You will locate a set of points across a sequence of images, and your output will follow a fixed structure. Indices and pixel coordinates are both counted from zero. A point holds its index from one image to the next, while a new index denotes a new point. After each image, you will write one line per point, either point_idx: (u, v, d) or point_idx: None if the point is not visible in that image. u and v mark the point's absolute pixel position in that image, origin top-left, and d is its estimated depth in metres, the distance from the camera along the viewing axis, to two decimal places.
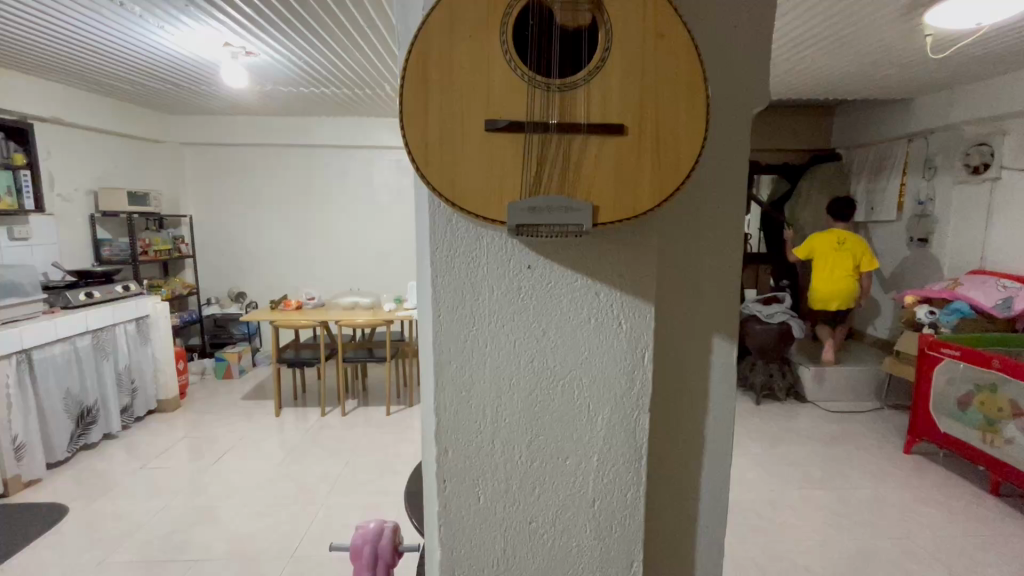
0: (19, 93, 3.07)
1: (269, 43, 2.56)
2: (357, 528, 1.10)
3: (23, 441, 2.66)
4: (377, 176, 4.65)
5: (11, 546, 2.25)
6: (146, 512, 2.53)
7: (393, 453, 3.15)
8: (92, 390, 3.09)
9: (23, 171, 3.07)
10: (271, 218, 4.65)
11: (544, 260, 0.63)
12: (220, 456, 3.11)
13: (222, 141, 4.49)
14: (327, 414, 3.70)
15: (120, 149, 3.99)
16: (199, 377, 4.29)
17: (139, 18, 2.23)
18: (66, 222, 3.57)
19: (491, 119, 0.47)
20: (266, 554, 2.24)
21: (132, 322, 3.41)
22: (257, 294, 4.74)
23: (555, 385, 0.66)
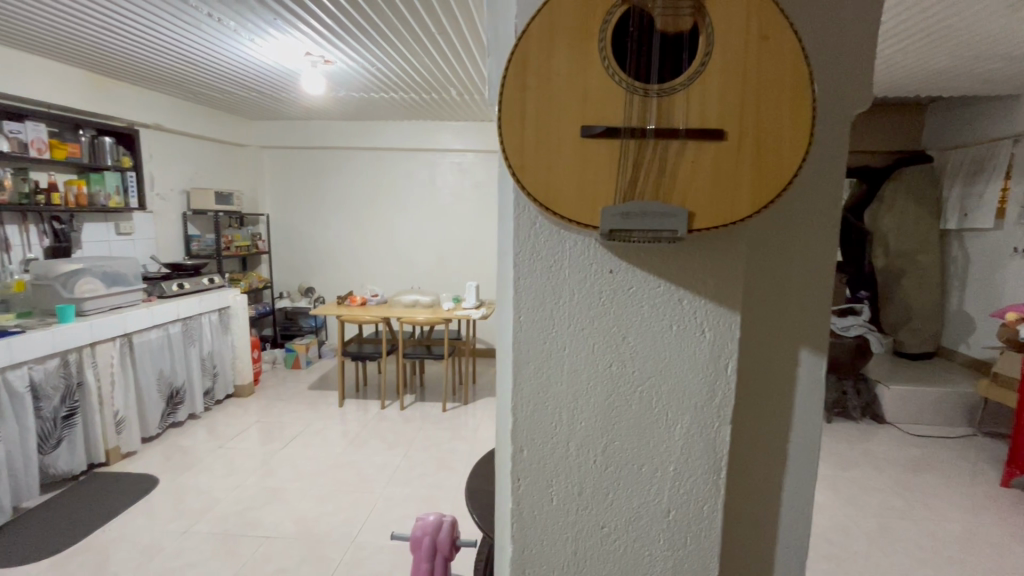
0: (129, 101, 3.41)
1: (346, 52, 2.70)
2: (418, 520, 1.22)
3: (123, 416, 2.95)
4: (439, 178, 4.78)
5: (111, 510, 2.50)
6: (224, 489, 2.73)
7: (449, 449, 3.22)
8: (181, 372, 3.38)
9: (129, 173, 3.45)
10: (339, 218, 4.90)
11: (628, 264, 0.63)
12: (288, 441, 3.30)
13: (298, 144, 4.76)
14: (386, 408, 3.86)
15: (210, 152, 4.34)
16: (270, 366, 4.58)
17: (233, 33, 2.43)
18: (162, 219, 3.92)
19: (588, 126, 0.48)
20: (329, 538, 2.35)
21: (216, 312, 3.70)
22: (324, 290, 5.00)
23: (633, 391, 0.66)
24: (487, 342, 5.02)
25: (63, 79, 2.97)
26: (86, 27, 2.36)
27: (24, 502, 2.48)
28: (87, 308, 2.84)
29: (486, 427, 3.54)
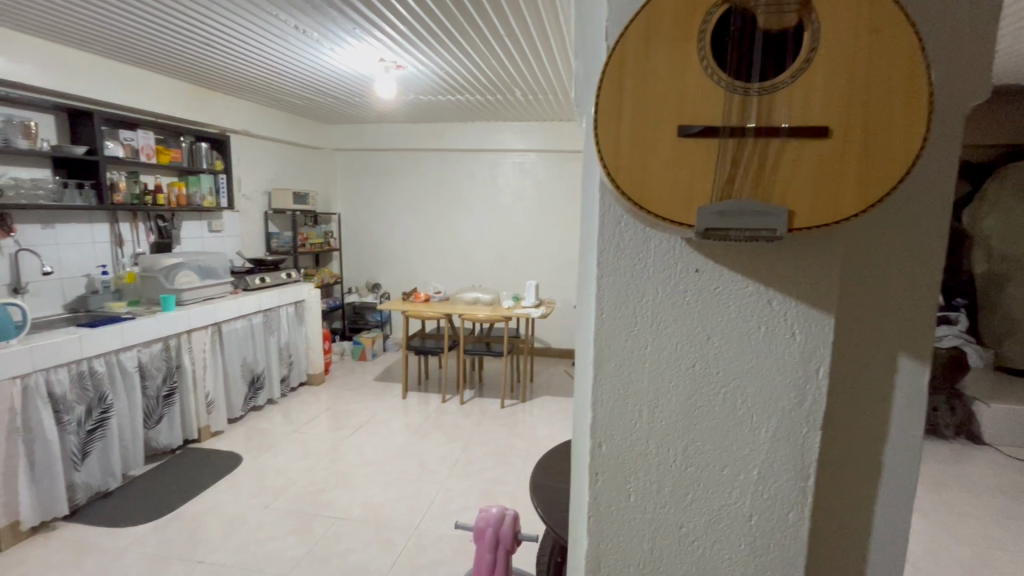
0: (222, 110, 3.72)
1: (417, 57, 2.81)
2: (481, 513, 1.36)
3: (212, 397, 3.23)
4: (500, 178, 4.85)
5: (202, 483, 2.75)
6: (298, 470, 2.93)
7: (507, 445, 3.27)
8: (262, 360, 3.64)
9: (220, 176, 3.77)
10: (405, 217, 5.09)
11: (715, 263, 0.63)
12: (356, 429, 3.48)
13: (368, 146, 4.98)
14: (447, 401, 3.97)
15: (290, 155, 4.64)
16: (340, 357, 4.85)
17: (316, 43, 2.59)
18: (247, 218, 4.24)
19: (685, 126, 0.48)
20: (393, 523, 2.46)
21: (293, 305, 3.96)
22: (390, 286, 5.23)
23: (717, 392, 0.65)
24: (545, 342, 5.04)
25: (168, 91, 3.28)
26: (190, 43, 2.60)
27: (131, 471, 2.78)
28: (185, 298, 3.14)
29: (544, 425, 3.56)
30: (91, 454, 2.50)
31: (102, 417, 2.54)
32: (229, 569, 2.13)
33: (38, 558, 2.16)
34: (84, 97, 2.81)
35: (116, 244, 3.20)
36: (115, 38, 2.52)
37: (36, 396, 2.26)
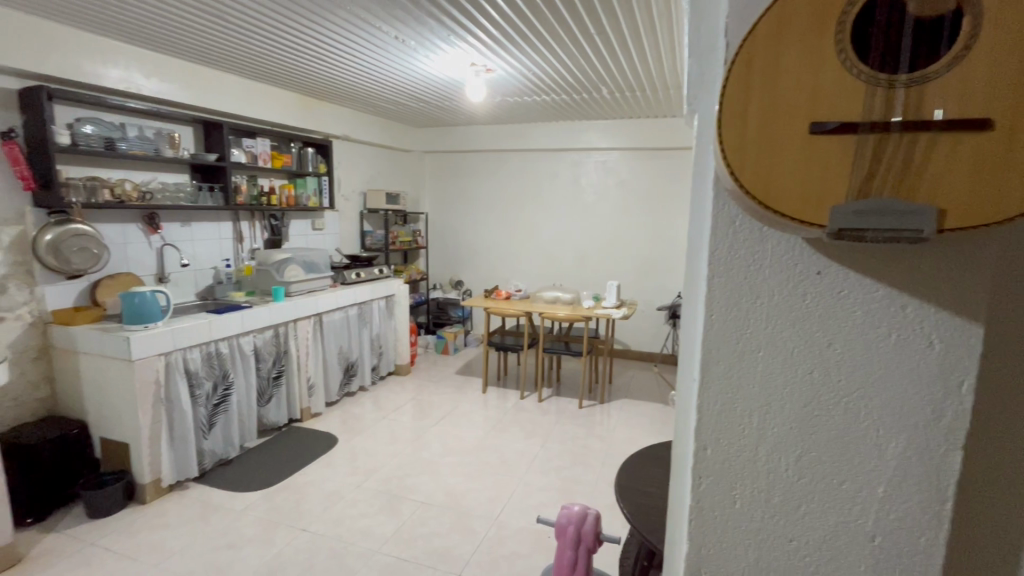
0: (327, 117, 4.04)
1: (506, 60, 2.87)
2: (564, 509, 1.37)
3: (313, 381, 3.54)
4: (583, 177, 4.81)
5: (304, 459, 3.02)
6: (387, 454, 3.12)
7: (585, 445, 3.26)
8: (356, 349, 3.92)
9: (324, 178, 4.10)
10: (488, 217, 5.23)
11: (840, 265, 0.59)
12: (439, 419, 3.64)
13: (455, 148, 5.16)
14: (525, 398, 4.04)
15: (383, 158, 4.94)
16: (424, 350, 5.09)
17: (413, 51, 2.74)
18: (346, 217, 4.58)
19: (819, 123, 0.46)
20: (475, 512, 2.54)
21: (384, 299, 4.21)
22: (472, 284, 5.40)
23: (838, 401, 0.62)
24: (625, 343, 4.95)
25: (282, 102, 3.62)
26: (303, 58, 2.85)
27: (246, 443, 3.11)
28: (293, 289, 3.45)
29: (623, 428, 3.51)
30: (216, 425, 2.84)
31: (225, 393, 2.87)
32: (328, 539, 2.32)
33: (174, 512, 2.49)
34: (215, 110, 3.18)
35: (237, 241, 3.58)
36: (243, 56, 2.83)
37: (175, 371, 2.60)
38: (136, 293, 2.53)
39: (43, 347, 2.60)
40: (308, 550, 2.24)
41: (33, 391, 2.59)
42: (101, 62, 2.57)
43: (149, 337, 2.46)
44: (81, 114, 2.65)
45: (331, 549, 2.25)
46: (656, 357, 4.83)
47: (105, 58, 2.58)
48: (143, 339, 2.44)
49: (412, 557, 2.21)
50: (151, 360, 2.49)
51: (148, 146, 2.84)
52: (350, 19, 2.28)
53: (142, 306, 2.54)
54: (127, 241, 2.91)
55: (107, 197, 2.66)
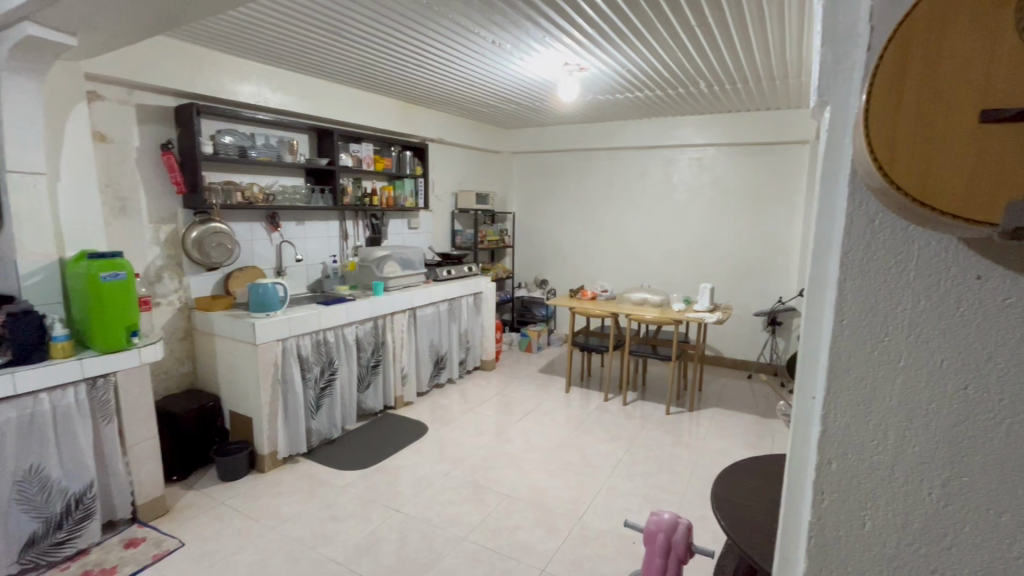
0: (424, 122, 4.25)
1: (601, 57, 2.83)
2: (653, 516, 1.34)
3: (406, 372, 3.75)
4: (675, 174, 4.63)
5: (397, 444, 3.21)
6: (474, 445, 3.23)
7: (672, 453, 3.14)
8: (446, 343, 4.09)
9: (420, 179, 4.32)
10: (574, 216, 5.22)
11: (1004, 270, 0.52)
12: (523, 415, 3.70)
13: (543, 148, 5.20)
14: (609, 400, 3.98)
15: (473, 160, 5.10)
16: (508, 347, 5.19)
17: (509, 54, 2.80)
18: (438, 217, 4.79)
19: (990, 112, 0.42)
20: (558, 510, 2.55)
21: (472, 296, 4.36)
22: (556, 283, 5.42)
23: (999, 423, 0.54)
24: (716, 350, 4.70)
25: (385, 109, 3.87)
26: (406, 66, 3.03)
27: (347, 425, 3.38)
28: (391, 284, 3.68)
29: (714, 438, 3.33)
30: (323, 406, 3.11)
31: (330, 378, 3.14)
32: (419, 522, 2.45)
33: (288, 482, 2.76)
34: (328, 118, 3.48)
35: (343, 239, 3.89)
36: (353, 68, 3.06)
37: (290, 356, 2.88)
38: (260, 284, 2.84)
39: (188, 329, 3.01)
40: (402, 529, 2.38)
41: (180, 365, 3.00)
42: (237, 79, 2.91)
43: (271, 324, 2.76)
44: (220, 126, 3.02)
45: (422, 531, 2.38)
46: (751, 366, 4.54)
47: (240, 76, 2.92)
48: (267, 325, 2.74)
49: (497, 547, 2.27)
50: (272, 345, 2.79)
51: (272, 153, 3.17)
52: (451, 26, 2.39)
53: (265, 296, 2.84)
54: (254, 237, 3.28)
55: (239, 199, 3.01)
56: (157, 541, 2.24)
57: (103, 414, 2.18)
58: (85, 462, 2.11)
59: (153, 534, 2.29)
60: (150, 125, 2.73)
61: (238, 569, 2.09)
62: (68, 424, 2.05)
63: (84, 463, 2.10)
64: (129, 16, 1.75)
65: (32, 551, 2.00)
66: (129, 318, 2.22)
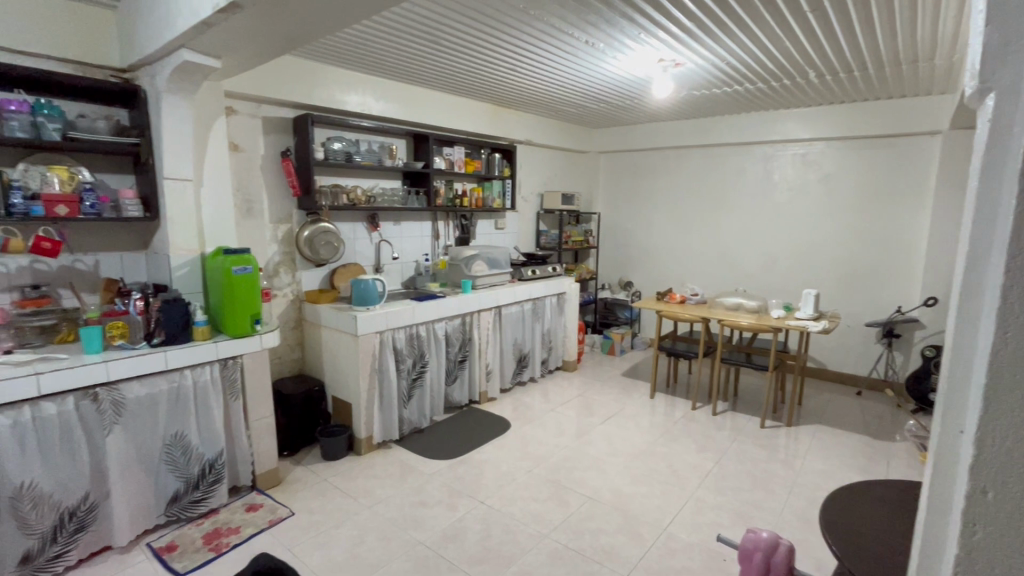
0: (512, 124, 4.33)
1: (699, 52, 2.72)
2: (750, 534, 1.27)
3: (491, 368, 3.85)
4: (776, 172, 4.33)
5: (481, 438, 3.31)
6: (556, 445, 3.24)
7: (767, 469, 2.94)
8: (529, 342, 4.14)
9: (508, 180, 4.41)
10: (663, 216, 5.06)
11: None
12: (606, 418, 3.65)
13: (632, 147, 5.08)
14: (697, 409, 3.81)
15: (559, 160, 5.12)
16: (591, 349, 5.15)
17: (602, 53, 2.77)
18: (524, 217, 4.86)
19: None
20: (642, 518, 2.49)
21: (556, 296, 4.36)
22: (642, 285, 5.28)
23: None
24: (819, 362, 4.32)
25: (476, 113, 3.99)
26: (498, 70, 3.11)
27: (434, 416, 3.53)
28: (478, 283, 3.79)
29: (816, 457, 3.07)
30: (413, 397, 3.28)
31: (421, 370, 3.30)
32: (502, 515, 2.50)
33: (381, 466, 2.95)
34: (424, 124, 3.66)
35: (434, 238, 4.08)
36: (447, 75, 3.20)
37: (387, 348, 3.07)
38: (362, 280, 3.06)
39: (299, 319, 3.31)
40: (486, 521, 2.46)
41: (292, 352, 3.31)
42: (345, 90, 3.15)
43: (371, 317, 2.96)
44: (330, 134, 3.30)
45: (505, 524, 2.43)
46: (860, 382, 4.12)
47: (348, 87, 3.16)
48: (367, 318, 2.94)
49: (580, 549, 2.27)
50: (371, 336, 2.99)
51: (374, 158, 3.40)
52: (547, 29, 2.42)
53: (365, 292, 3.06)
54: (356, 237, 3.53)
55: (345, 201, 3.27)
56: (271, 509, 2.49)
57: (231, 391, 2.47)
58: (217, 432, 2.39)
59: (269, 502, 2.55)
60: (273, 135, 3.05)
61: (339, 542, 2.27)
62: (205, 398, 2.34)
63: (217, 434, 2.39)
64: (261, 38, 1.97)
65: (176, 506, 2.31)
66: (254, 307, 2.49)
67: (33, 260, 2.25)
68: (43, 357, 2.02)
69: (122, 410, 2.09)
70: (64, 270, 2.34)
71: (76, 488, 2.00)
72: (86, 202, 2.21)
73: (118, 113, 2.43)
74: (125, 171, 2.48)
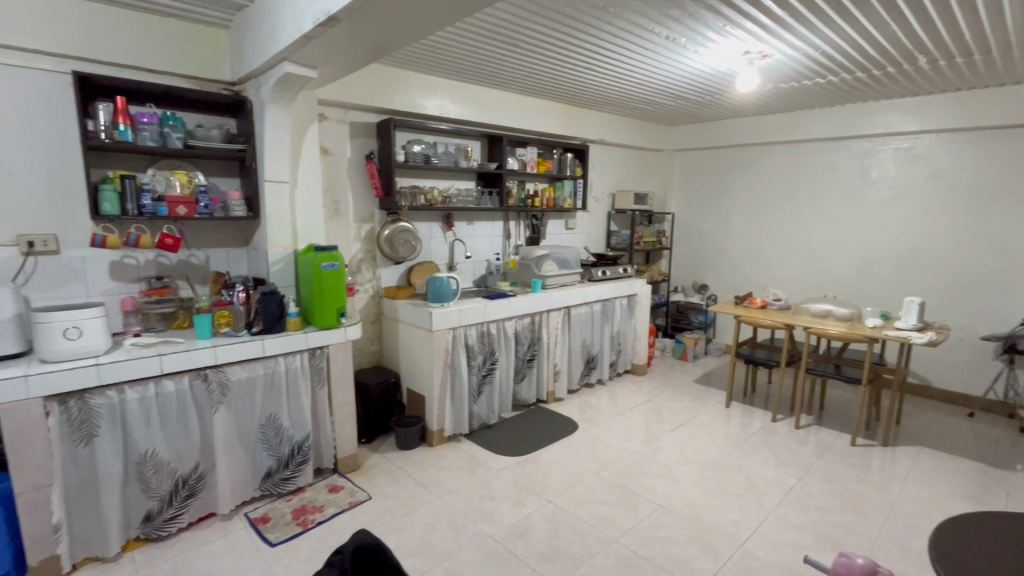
0: (586, 123, 4.30)
1: (790, 42, 2.56)
2: (843, 558, 1.18)
3: (559, 368, 3.85)
4: (875, 168, 3.98)
5: (548, 438, 3.32)
6: (625, 449, 3.18)
7: (859, 490, 2.72)
8: (597, 343, 4.10)
9: (579, 180, 4.39)
10: (742, 217, 4.81)
11: None
12: (677, 425, 3.53)
13: (710, 144, 4.87)
14: (778, 422, 3.59)
15: (632, 159, 5.02)
16: (661, 353, 5.00)
17: (682, 48, 2.68)
18: (594, 217, 4.82)
19: None
20: (717, 531, 2.39)
21: (626, 297, 4.28)
22: (718, 289, 5.06)
23: None
24: (922, 378, 3.93)
25: (550, 113, 4.01)
26: (573, 71, 3.10)
27: (503, 413, 3.59)
28: (549, 283, 3.80)
29: (918, 482, 2.79)
30: (483, 393, 3.35)
31: (491, 367, 3.36)
32: (570, 516, 2.50)
33: (451, 458, 3.04)
34: (498, 125, 3.73)
35: (505, 238, 4.14)
36: (522, 76, 3.23)
37: (459, 344, 3.16)
38: (438, 277, 3.17)
39: (378, 313, 3.49)
40: (553, 520, 2.46)
41: (371, 345, 3.50)
42: (426, 95, 3.28)
43: (445, 313, 3.06)
44: (411, 137, 3.44)
45: (572, 525, 2.43)
46: (973, 402, 3.69)
47: (427, 91, 3.28)
48: (442, 314, 3.04)
49: (650, 557, 2.21)
50: (445, 332, 3.09)
51: (451, 160, 3.51)
52: (625, 26, 2.38)
53: (440, 289, 3.16)
54: (431, 236, 3.67)
55: (422, 202, 3.40)
56: (351, 492, 2.65)
57: (319, 379, 2.65)
58: (306, 416, 2.58)
59: (349, 485, 2.71)
60: (359, 140, 3.23)
61: (413, 529, 2.37)
62: (296, 384, 2.54)
63: (305, 418, 2.58)
64: (354, 48, 2.09)
65: (268, 482, 2.52)
66: (340, 301, 2.65)
67: (157, 255, 2.53)
68: (164, 340, 2.27)
69: (228, 390, 2.31)
70: (182, 263, 2.61)
71: (188, 458, 2.23)
72: (201, 202, 2.46)
73: (228, 122, 2.68)
74: (232, 175, 2.73)
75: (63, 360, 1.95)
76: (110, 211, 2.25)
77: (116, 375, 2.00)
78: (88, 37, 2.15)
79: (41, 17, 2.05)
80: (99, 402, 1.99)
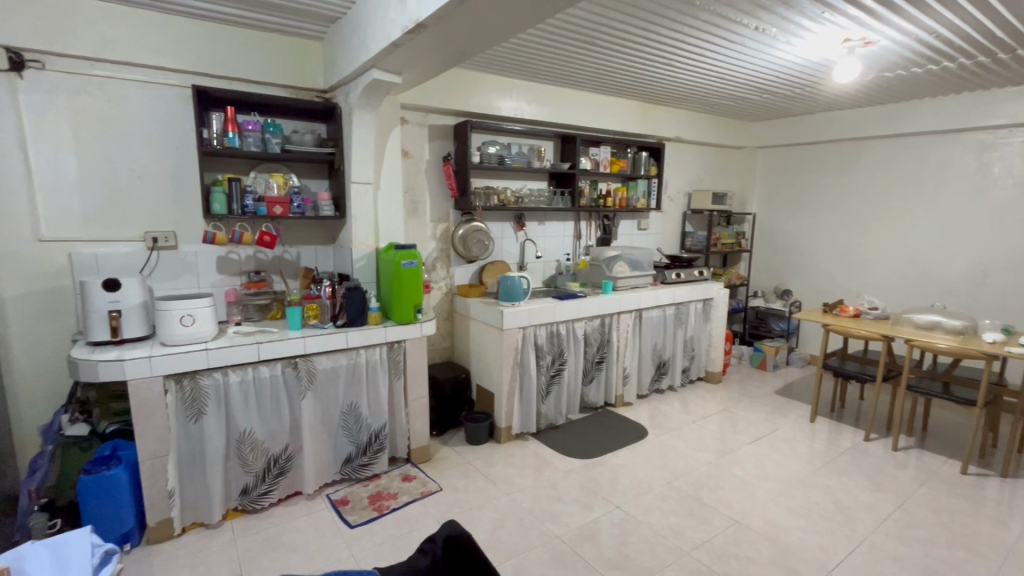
0: (662, 121, 4.17)
1: (899, 26, 2.32)
2: None
3: (628, 372, 3.77)
4: (996, 164, 3.54)
5: (616, 442, 3.25)
6: (697, 460, 3.05)
7: (970, 524, 2.43)
8: (669, 348, 3.97)
9: (653, 180, 4.27)
10: (833, 218, 4.46)
11: None
12: (755, 438, 3.34)
13: (797, 140, 4.56)
14: (872, 441, 3.29)
15: (709, 158, 4.81)
16: (737, 361, 4.75)
17: (772, 39, 2.52)
18: (668, 217, 4.67)
19: None
20: (800, 554, 2.23)
21: (701, 301, 4.11)
22: (804, 295, 4.72)
23: None
24: None
25: (625, 112, 3.92)
26: (651, 68, 3.01)
27: (570, 414, 3.57)
28: (620, 284, 3.72)
29: None
30: (551, 394, 3.34)
31: (560, 368, 3.35)
32: (639, 523, 2.44)
33: (518, 456, 3.07)
34: (572, 125, 3.70)
35: (576, 238, 4.11)
36: (598, 75, 3.18)
37: (529, 343, 3.18)
38: (509, 277, 3.20)
39: (450, 310, 3.58)
40: (621, 527, 2.41)
41: (443, 341, 3.60)
42: (501, 96, 3.33)
43: (516, 312, 3.09)
44: (486, 139, 3.51)
45: (641, 533, 2.37)
46: None
47: (503, 93, 3.33)
48: (513, 313, 3.07)
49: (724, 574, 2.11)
50: (515, 331, 3.13)
51: (524, 160, 3.54)
52: (710, 18, 2.27)
53: (511, 288, 3.19)
54: (503, 236, 3.72)
55: (495, 202, 3.45)
56: (423, 482, 2.75)
57: (395, 372, 2.77)
58: (382, 406, 2.71)
59: (421, 475, 2.81)
60: (437, 142, 3.34)
61: (481, 523, 2.42)
62: (374, 375, 2.66)
63: (382, 408, 2.70)
64: (437, 53, 2.16)
65: (348, 467, 2.67)
66: (416, 298, 2.75)
67: (256, 251, 2.76)
68: (261, 329, 2.47)
69: (314, 377, 2.47)
70: (276, 259, 2.83)
71: (280, 439, 2.42)
72: (294, 203, 2.65)
73: (319, 127, 2.87)
74: (321, 177, 2.92)
75: (179, 344, 2.18)
76: (218, 211, 2.48)
77: (221, 359, 2.20)
78: (204, 53, 2.39)
79: (167, 38, 2.30)
80: (207, 382, 2.21)
